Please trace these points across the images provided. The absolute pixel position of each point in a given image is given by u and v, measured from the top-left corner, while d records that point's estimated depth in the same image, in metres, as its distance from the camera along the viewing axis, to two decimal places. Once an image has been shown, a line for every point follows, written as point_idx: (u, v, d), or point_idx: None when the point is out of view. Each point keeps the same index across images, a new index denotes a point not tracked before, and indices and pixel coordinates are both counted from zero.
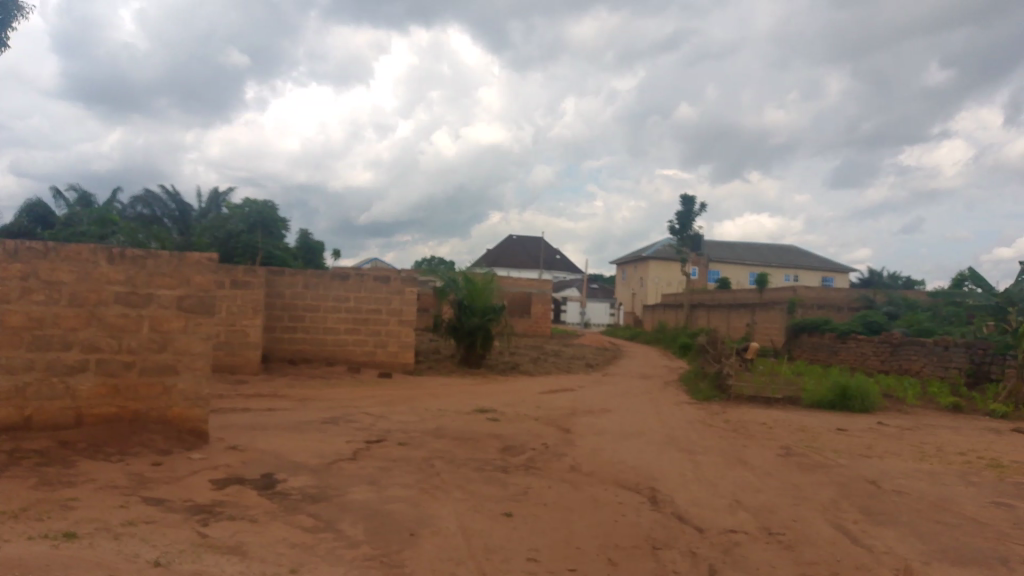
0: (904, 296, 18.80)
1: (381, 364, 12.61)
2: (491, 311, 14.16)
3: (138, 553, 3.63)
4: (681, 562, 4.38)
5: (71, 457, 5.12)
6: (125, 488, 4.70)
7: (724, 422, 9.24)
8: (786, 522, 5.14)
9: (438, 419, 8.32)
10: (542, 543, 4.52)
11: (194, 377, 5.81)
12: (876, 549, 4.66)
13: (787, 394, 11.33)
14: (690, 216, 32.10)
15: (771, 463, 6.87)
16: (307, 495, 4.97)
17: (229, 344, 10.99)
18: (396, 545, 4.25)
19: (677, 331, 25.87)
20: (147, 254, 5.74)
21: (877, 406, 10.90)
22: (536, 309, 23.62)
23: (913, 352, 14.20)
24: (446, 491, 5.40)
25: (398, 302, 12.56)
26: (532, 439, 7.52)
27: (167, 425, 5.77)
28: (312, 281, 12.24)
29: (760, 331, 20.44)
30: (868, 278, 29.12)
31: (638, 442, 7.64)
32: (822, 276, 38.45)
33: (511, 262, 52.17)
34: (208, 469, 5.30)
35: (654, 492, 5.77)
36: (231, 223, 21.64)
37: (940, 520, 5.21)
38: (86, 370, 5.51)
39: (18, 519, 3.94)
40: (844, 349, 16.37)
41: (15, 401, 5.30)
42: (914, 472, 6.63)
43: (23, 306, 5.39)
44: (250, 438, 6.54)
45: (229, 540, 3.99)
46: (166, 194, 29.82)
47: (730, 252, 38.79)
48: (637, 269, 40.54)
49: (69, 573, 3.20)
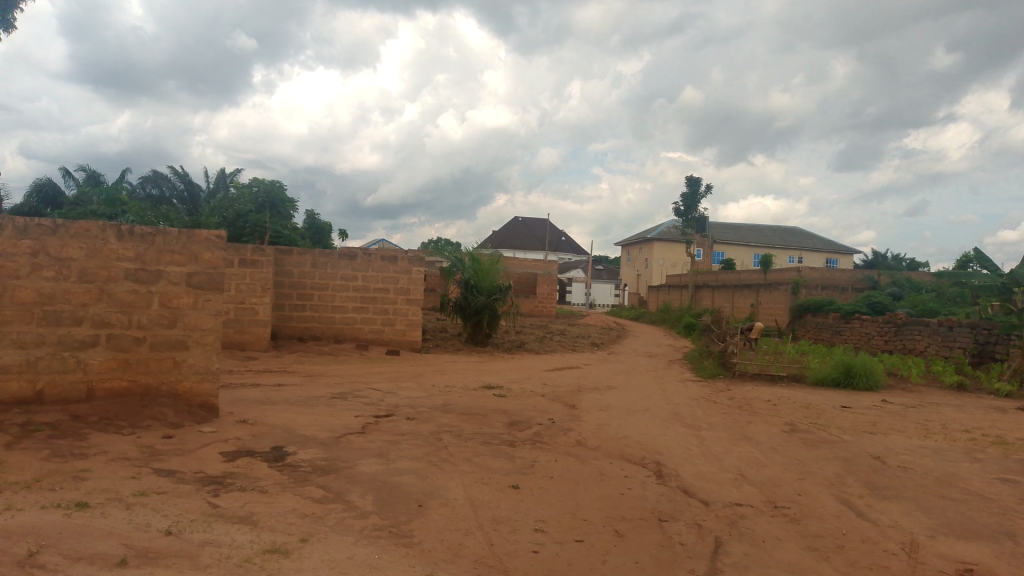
0: (909, 277, 18.76)
1: (389, 342, 12.69)
2: (498, 291, 14.22)
3: (150, 522, 3.67)
4: (687, 534, 4.42)
5: (82, 430, 5.18)
6: (136, 459, 4.76)
7: (729, 399, 9.29)
8: (791, 496, 5.18)
9: (445, 395, 8.37)
10: (549, 515, 4.56)
11: (204, 352, 5.86)
12: (881, 523, 4.69)
13: (791, 371, 11.36)
14: (696, 197, 31.99)
15: (777, 439, 6.91)
16: (316, 467, 5.02)
17: (237, 322, 11.04)
18: (405, 515, 4.30)
19: (682, 311, 25.90)
20: (156, 231, 5.77)
21: (881, 384, 10.94)
22: (541, 289, 23.66)
23: (918, 332, 14.18)
24: (453, 464, 5.45)
25: (405, 281, 12.65)
26: (538, 414, 7.57)
27: (177, 399, 5.82)
28: (319, 260, 12.24)
29: (764, 311, 20.45)
30: (873, 260, 29.05)
31: (644, 418, 7.69)
32: (827, 257, 38.38)
33: (516, 243, 52.19)
34: (219, 442, 5.36)
35: (659, 466, 5.81)
36: (239, 203, 21.78)
37: (945, 495, 5.24)
38: (96, 345, 5.55)
39: (31, 489, 3.99)
40: (848, 329, 16.39)
41: (26, 375, 5.33)
42: (918, 449, 6.66)
43: (33, 282, 5.41)
44: (259, 412, 6.61)
45: (240, 510, 4.03)
46: (175, 175, 29.86)
47: (735, 234, 38.73)
48: (642, 250, 40.51)
49: (83, 541, 3.24)
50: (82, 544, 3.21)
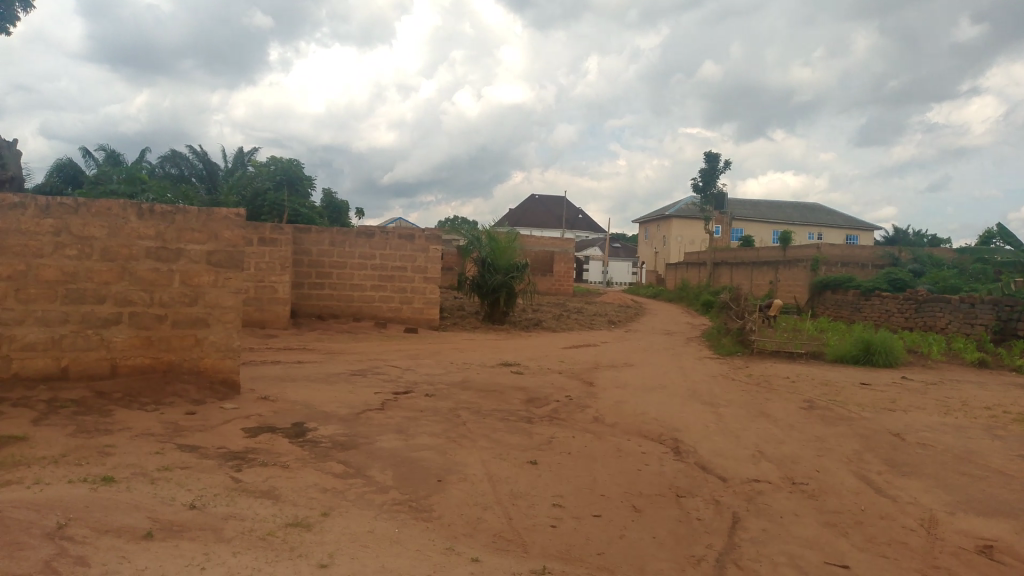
0: (931, 253, 18.55)
1: (407, 320, 12.75)
2: (515, 269, 14.21)
3: (174, 496, 3.74)
4: (705, 509, 4.43)
5: (107, 406, 5.26)
6: (160, 435, 4.83)
7: (747, 376, 9.28)
8: (809, 473, 5.18)
9: (464, 372, 8.41)
10: (567, 490, 4.59)
11: (224, 330, 5.92)
12: (900, 499, 4.69)
13: (810, 348, 11.32)
14: (715, 173, 31.70)
15: (795, 416, 6.90)
16: (337, 443, 5.08)
17: (257, 300, 11.13)
18: (425, 490, 4.35)
19: (700, 289, 25.79)
20: (176, 210, 5.80)
21: (901, 360, 10.87)
22: (558, 267, 23.64)
23: (939, 309, 14.06)
24: (472, 440, 5.49)
25: (422, 259, 12.66)
26: (556, 392, 7.61)
27: (199, 375, 5.90)
28: (337, 238, 12.29)
29: (783, 288, 20.33)
30: (894, 236, 28.74)
31: (662, 395, 7.70)
32: (848, 234, 38.00)
33: (533, 221, 52.12)
34: (241, 419, 5.43)
35: (677, 443, 5.83)
36: (257, 181, 21.89)
37: (966, 472, 5.22)
38: (119, 323, 5.62)
39: (58, 464, 4.07)
40: (868, 306, 16.27)
41: (52, 353, 5.42)
42: (939, 425, 6.63)
43: (56, 260, 5.47)
44: (280, 388, 6.68)
45: (263, 485, 4.10)
46: (194, 153, 29.98)
47: (754, 210, 38.41)
48: (660, 228, 40.30)
49: (110, 514, 3.31)
50: (109, 517, 3.27)
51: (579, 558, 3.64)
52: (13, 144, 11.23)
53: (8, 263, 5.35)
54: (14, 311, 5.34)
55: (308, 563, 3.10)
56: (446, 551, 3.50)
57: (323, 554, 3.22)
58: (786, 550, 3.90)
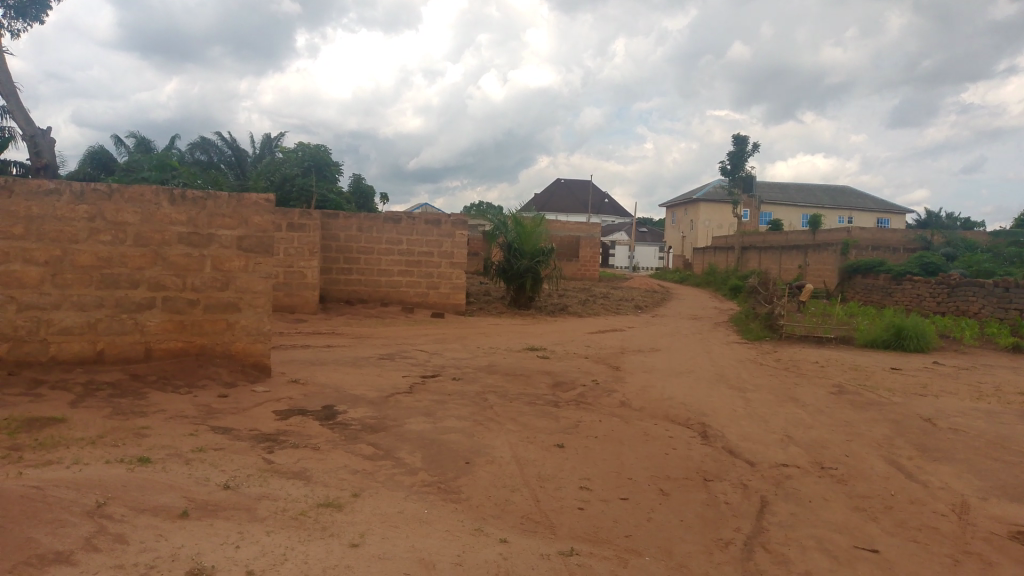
0: (965, 237, 18.20)
1: (434, 305, 12.82)
2: (541, 253, 14.18)
3: (208, 477, 3.81)
4: (732, 493, 4.43)
5: (141, 389, 5.37)
6: (193, 418, 4.92)
7: (775, 361, 9.22)
8: (838, 457, 5.15)
9: (490, 357, 8.46)
10: (595, 473, 4.61)
11: (255, 314, 6.01)
12: (930, 484, 4.65)
13: (839, 333, 11.23)
14: (744, 155, 31.26)
15: (824, 401, 6.85)
16: (366, 425, 5.14)
17: (287, 285, 11.25)
18: (453, 472, 4.40)
19: (728, 274, 25.60)
20: (207, 196, 5.86)
21: (933, 345, 10.74)
22: (584, 252, 23.56)
23: (972, 293, 13.82)
24: (499, 423, 5.52)
25: (449, 245, 12.68)
26: (582, 375, 7.64)
27: (231, 359, 5.99)
28: (365, 224, 12.35)
29: (813, 272, 20.10)
30: (926, 220, 28.24)
31: (689, 379, 7.72)
32: (879, 217, 37.47)
33: (559, 206, 52.04)
34: (272, 401, 5.52)
35: (704, 427, 5.82)
36: (285, 166, 22.11)
37: (998, 457, 5.16)
38: (152, 307, 5.72)
39: (96, 444, 4.17)
40: (899, 290, 16.05)
41: (88, 336, 5.54)
42: (971, 411, 6.55)
43: (90, 246, 5.57)
44: (310, 372, 6.77)
45: (294, 466, 4.16)
46: (223, 141, 30.23)
47: (783, 194, 37.97)
48: (687, 212, 39.98)
49: (147, 493, 3.39)
50: (147, 496, 3.35)
51: (607, 540, 3.66)
52: (47, 132, 11.43)
53: (44, 248, 5.46)
54: (50, 296, 5.45)
55: (339, 543, 3.14)
56: (475, 532, 3.54)
57: (354, 534, 3.27)
58: (814, 533, 3.90)
